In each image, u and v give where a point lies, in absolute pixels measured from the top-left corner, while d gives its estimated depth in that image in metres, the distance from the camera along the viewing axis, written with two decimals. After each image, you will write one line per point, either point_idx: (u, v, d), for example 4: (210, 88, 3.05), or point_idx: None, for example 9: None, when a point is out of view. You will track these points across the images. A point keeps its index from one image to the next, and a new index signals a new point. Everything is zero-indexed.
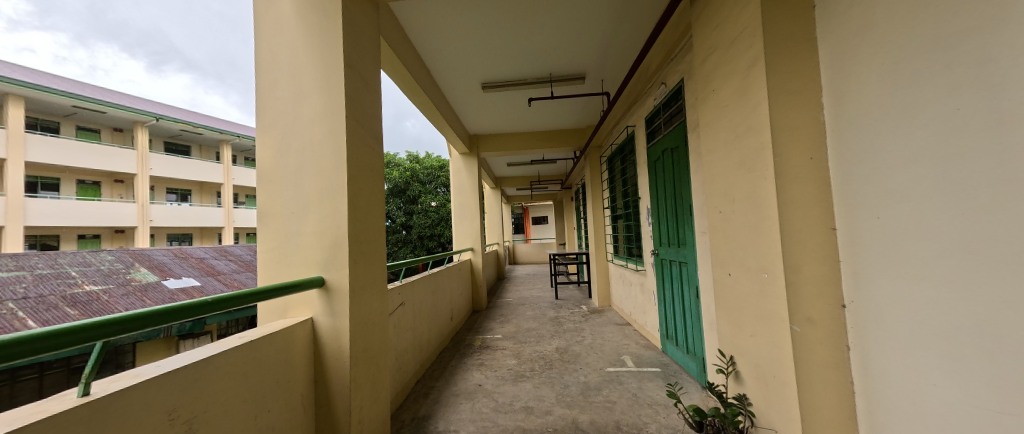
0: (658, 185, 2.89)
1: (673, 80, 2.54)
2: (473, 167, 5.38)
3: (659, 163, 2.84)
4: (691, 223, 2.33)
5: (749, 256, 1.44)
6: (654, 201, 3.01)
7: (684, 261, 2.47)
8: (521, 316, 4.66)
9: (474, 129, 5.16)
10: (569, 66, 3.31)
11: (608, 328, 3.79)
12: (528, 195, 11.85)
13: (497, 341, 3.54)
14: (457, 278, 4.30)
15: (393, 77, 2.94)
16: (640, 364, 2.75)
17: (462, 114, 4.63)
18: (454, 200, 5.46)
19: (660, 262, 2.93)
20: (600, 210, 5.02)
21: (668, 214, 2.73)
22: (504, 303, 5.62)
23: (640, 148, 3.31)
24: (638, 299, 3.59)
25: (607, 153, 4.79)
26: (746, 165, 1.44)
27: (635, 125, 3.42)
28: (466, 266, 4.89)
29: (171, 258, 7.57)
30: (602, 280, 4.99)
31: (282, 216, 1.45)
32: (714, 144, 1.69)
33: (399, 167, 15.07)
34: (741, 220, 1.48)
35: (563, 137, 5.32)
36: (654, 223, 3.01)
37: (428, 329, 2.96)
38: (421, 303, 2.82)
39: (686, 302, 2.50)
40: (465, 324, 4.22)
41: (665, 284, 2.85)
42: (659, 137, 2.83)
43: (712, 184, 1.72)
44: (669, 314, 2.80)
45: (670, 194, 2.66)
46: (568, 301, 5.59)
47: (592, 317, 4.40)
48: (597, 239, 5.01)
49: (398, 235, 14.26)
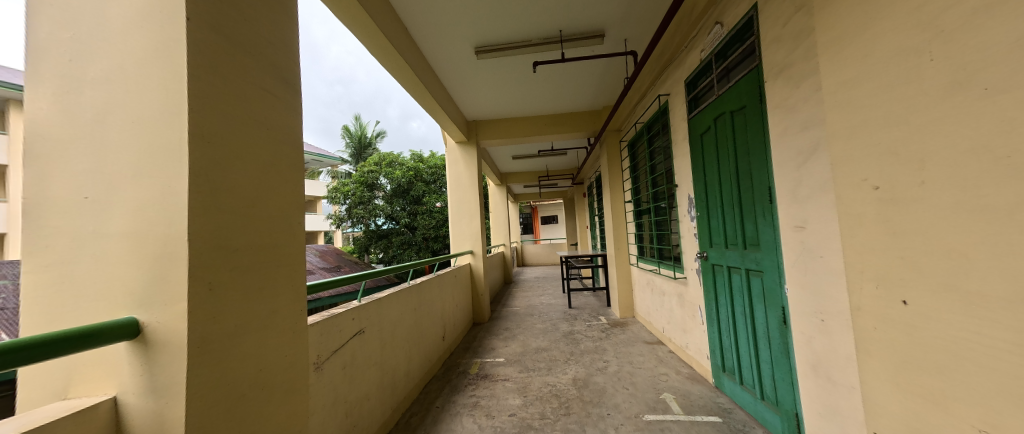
0: (707, 164, 2.17)
1: (736, 15, 1.78)
2: (472, 157, 4.70)
3: (710, 137, 2.11)
4: (772, 214, 1.59)
5: (985, 270, 0.69)
6: (701, 187, 2.26)
7: (757, 269, 1.73)
8: (529, 330, 3.95)
9: (471, 112, 4.48)
10: (585, 19, 2.59)
11: (637, 349, 3.05)
12: (536, 193, 11.15)
13: (497, 368, 2.84)
14: (453, 288, 3.61)
15: (360, 34, 2.28)
16: (690, 410, 1.99)
17: (455, 91, 3.92)
18: (451, 196, 4.77)
19: (711, 269, 2.19)
20: (621, 205, 4.29)
21: (725, 204, 2.00)
22: (510, 312, 4.92)
23: (678, 121, 2.57)
24: (676, 314, 2.85)
25: (628, 136, 4.05)
26: (976, 84, 0.69)
27: (670, 93, 2.68)
28: (464, 271, 4.22)
29: None
30: (623, 287, 4.26)
31: (56, 201, 0.74)
32: (857, 66, 0.95)
33: (402, 166, 14.52)
34: (954, 196, 0.73)
35: (575, 121, 4.60)
36: (702, 215, 2.27)
37: (406, 359, 2.27)
38: (396, 326, 2.15)
39: (760, 328, 1.75)
40: (463, 343, 3.53)
41: (721, 299, 2.10)
42: (709, 101, 2.09)
43: (850, 138, 0.98)
44: (728, 341, 2.05)
45: (729, 177, 1.93)
46: (583, 310, 4.86)
47: (613, 331, 3.68)
48: (618, 239, 4.28)
49: (403, 236, 13.74)
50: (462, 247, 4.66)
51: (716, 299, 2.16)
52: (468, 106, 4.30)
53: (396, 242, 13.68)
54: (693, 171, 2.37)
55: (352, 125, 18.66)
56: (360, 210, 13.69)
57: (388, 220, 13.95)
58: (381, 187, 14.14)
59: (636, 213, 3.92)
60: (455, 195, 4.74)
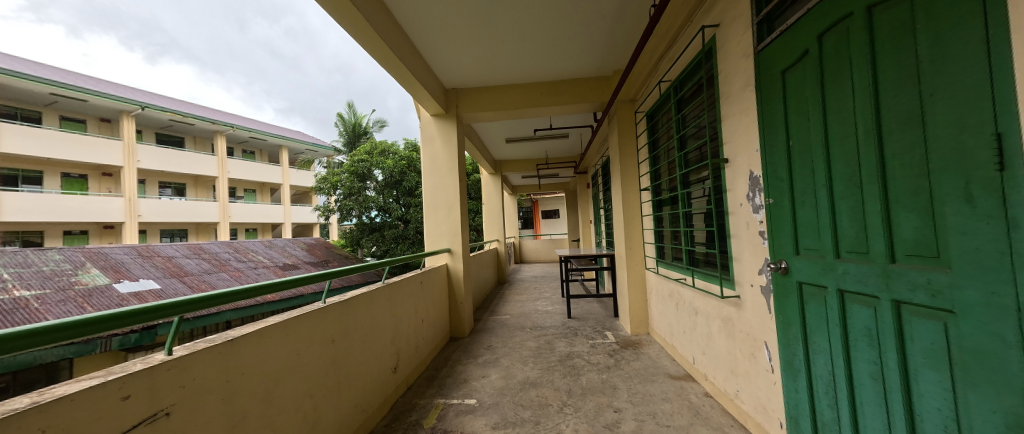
0: (795, 115, 1.32)
1: None
2: (450, 134, 3.84)
3: (805, 69, 1.26)
4: (1001, 192, 0.73)
5: None
6: (782, 157, 1.39)
7: (934, 306, 0.87)
8: (517, 352, 3.12)
9: (448, 76, 3.63)
10: None
11: (659, 389, 2.23)
12: (535, 184, 10.29)
13: (464, 417, 2.02)
14: (416, 298, 2.77)
15: None
16: None
17: (424, 43, 3.07)
18: (425, 181, 3.91)
19: (796, 289, 1.35)
20: (635, 196, 3.44)
21: (839, 180, 1.14)
22: (497, 324, 4.09)
23: (733, 62, 1.70)
24: (718, 345, 2.01)
25: (647, 105, 3.17)
26: None
27: (719, 22, 1.80)
28: (437, 275, 3.40)
29: (132, 255, 8.97)
30: (636, 297, 3.42)
31: None
32: None
33: (395, 155, 13.76)
34: None
35: (578, 90, 3.71)
36: (778, 203, 1.43)
37: (309, 425, 1.45)
38: (283, 376, 1.33)
39: (933, 420, 0.89)
40: (428, 370, 2.73)
41: (820, 341, 1.25)
42: (809, 5, 1.22)
43: None
44: (836, 418, 1.20)
45: (854, 130, 1.08)
46: (586, 321, 4.04)
47: (624, 356, 2.85)
48: (630, 236, 3.42)
49: (395, 230, 12.98)
50: (438, 245, 3.82)
51: (804, 340, 1.32)
52: (442, 66, 3.45)
53: (388, 236, 12.91)
54: (759, 131, 1.53)
55: (347, 113, 17.91)
56: (350, 201, 12.93)
57: (380, 213, 13.17)
58: (372, 177, 13.36)
59: (655, 204, 3.07)
60: (430, 181, 3.87)
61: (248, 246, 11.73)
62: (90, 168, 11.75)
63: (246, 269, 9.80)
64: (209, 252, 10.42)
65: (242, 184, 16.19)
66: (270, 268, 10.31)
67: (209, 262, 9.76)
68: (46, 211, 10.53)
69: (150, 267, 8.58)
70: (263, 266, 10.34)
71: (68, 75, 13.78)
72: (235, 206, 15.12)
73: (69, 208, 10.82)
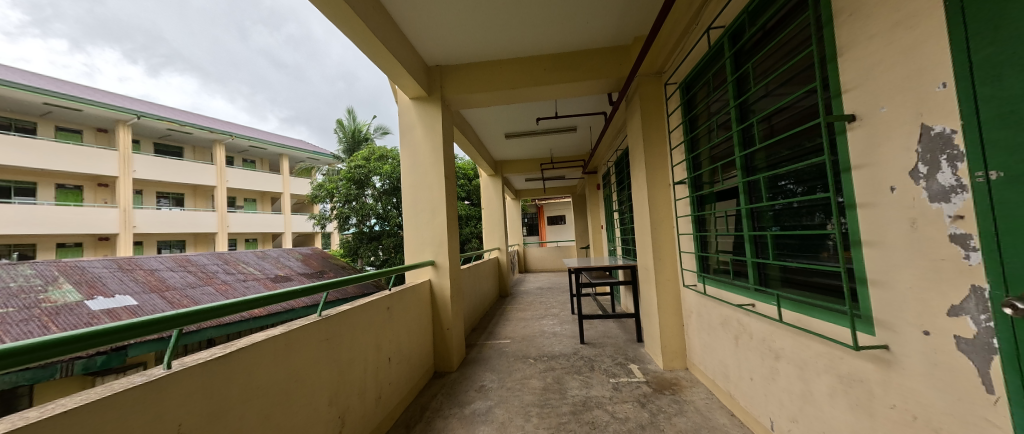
0: None
1: None
2: (435, 122, 3.17)
3: None
4: None
5: None
6: None
7: None
8: (518, 397, 2.38)
9: (430, 50, 2.95)
10: None
11: None
12: (540, 187, 9.61)
13: None
14: (379, 329, 2.07)
15: None
16: None
17: (396, 4, 2.38)
18: (405, 179, 3.22)
19: None
20: (665, 192, 2.72)
21: None
22: (494, 352, 3.36)
23: None
24: (831, 418, 1.26)
25: (681, 74, 2.46)
26: None
27: None
28: (416, 296, 2.69)
29: (111, 269, 8.41)
30: (670, 321, 2.68)
31: None
32: None
33: (394, 161, 13.25)
34: None
35: (590, 63, 3.00)
36: (1022, 178, 0.69)
37: None
38: None
39: None
40: (396, 430, 2.02)
41: None
42: None
43: None
44: None
45: None
46: (603, 348, 3.29)
47: (661, 408, 2.09)
48: (658, 245, 2.70)
49: (394, 238, 12.41)
50: (420, 256, 3.12)
51: None
52: (420, 37, 2.77)
53: (388, 244, 12.30)
54: (953, 43, 0.80)
55: (346, 120, 17.56)
56: (347, 208, 12.37)
57: (379, 221, 12.57)
58: (370, 184, 12.77)
59: (698, 201, 2.35)
60: (410, 179, 3.20)
61: (240, 257, 11.14)
62: (86, 179, 11.35)
63: (234, 282, 9.17)
64: (197, 264, 9.85)
65: (241, 193, 15.78)
66: (260, 280, 9.69)
67: (194, 275, 9.16)
68: (36, 222, 10.08)
69: (129, 282, 7.99)
70: (253, 278, 9.72)
71: (64, 85, 13.53)
72: (235, 217, 14.62)
73: (62, 219, 10.39)
